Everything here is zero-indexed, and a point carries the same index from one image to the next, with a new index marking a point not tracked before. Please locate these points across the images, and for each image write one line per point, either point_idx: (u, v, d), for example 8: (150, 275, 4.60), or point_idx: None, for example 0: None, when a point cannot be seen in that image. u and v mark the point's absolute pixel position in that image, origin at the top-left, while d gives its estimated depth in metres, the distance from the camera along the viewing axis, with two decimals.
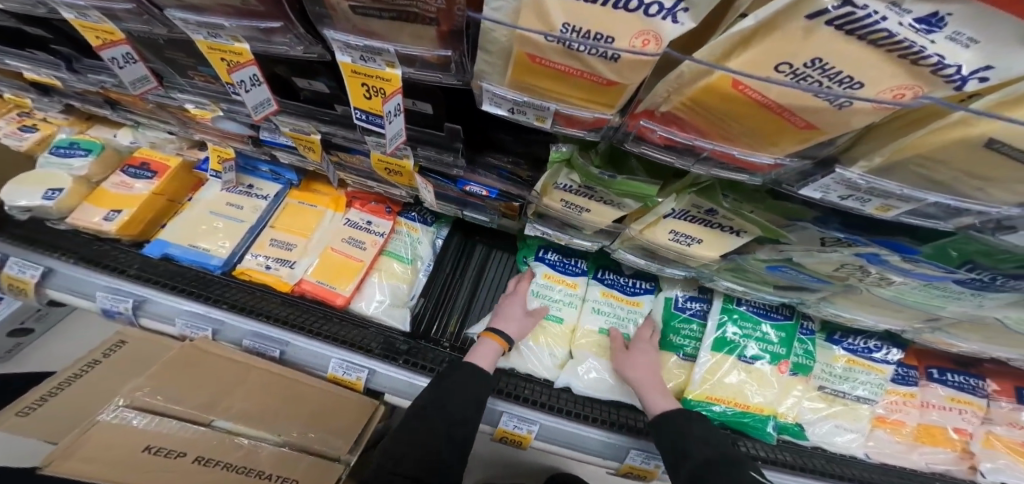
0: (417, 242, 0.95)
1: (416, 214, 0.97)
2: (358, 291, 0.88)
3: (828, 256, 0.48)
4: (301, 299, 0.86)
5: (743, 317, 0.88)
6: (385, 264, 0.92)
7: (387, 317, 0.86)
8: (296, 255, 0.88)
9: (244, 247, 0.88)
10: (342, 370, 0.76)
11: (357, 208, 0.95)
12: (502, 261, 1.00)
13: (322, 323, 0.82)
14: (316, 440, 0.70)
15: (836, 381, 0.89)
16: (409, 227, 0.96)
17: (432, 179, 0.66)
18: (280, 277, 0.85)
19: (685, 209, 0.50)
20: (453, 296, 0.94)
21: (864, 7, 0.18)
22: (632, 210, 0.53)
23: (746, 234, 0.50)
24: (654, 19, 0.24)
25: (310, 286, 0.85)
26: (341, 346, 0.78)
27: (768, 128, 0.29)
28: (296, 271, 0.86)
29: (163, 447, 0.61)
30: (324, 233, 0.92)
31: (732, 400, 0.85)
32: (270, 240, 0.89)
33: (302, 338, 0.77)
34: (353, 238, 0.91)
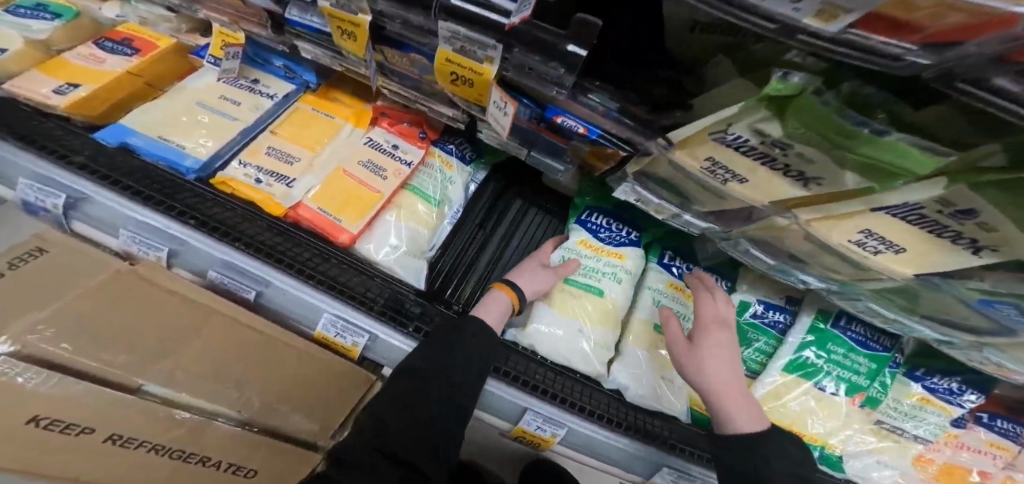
0: (448, 181, 0.77)
1: (453, 147, 0.79)
2: (369, 230, 0.68)
3: None
4: (296, 228, 0.66)
5: (834, 340, 0.72)
6: (407, 200, 0.73)
7: (401, 269, 0.68)
8: (298, 172, 0.68)
9: (233, 152, 0.67)
10: (337, 333, 0.61)
11: (383, 126, 0.76)
12: (541, 222, 0.83)
13: (318, 262, 0.62)
14: (286, 418, 0.55)
15: (900, 419, 0.74)
16: (443, 161, 0.77)
17: (512, 96, 0.49)
18: (270, 194, 0.64)
19: (916, 206, 0.33)
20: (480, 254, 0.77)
21: None
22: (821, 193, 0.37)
23: (993, 255, 0.34)
24: None
25: (310, 214, 0.64)
26: (337, 297, 0.59)
27: None
28: (295, 192, 0.65)
29: (59, 419, 0.41)
30: (337, 150, 0.73)
31: (793, 427, 0.70)
32: (266, 148, 0.69)
33: (288, 278, 0.58)
34: (372, 163, 0.71)
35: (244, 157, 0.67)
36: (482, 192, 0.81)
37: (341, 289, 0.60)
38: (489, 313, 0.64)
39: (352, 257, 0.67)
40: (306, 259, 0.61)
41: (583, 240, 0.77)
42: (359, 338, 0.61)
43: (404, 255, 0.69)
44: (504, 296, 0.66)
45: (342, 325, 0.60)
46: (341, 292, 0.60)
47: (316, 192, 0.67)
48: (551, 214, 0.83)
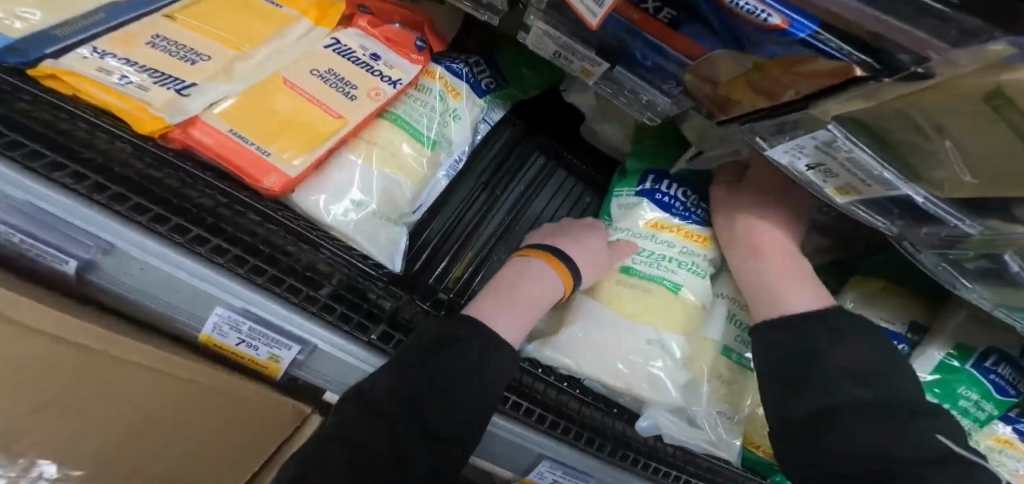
0: (451, 115, 0.51)
1: (462, 66, 0.52)
2: (319, 174, 0.42)
3: None
4: (189, 166, 0.38)
5: (968, 385, 0.47)
6: (385, 135, 0.47)
7: (365, 240, 0.44)
8: (200, 76, 0.38)
9: (89, 36, 0.36)
10: (241, 341, 0.38)
11: (360, 25, 0.49)
12: (564, 188, 0.63)
13: (220, 219, 0.36)
14: None
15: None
16: (447, 86, 0.51)
17: None
18: (142, 102, 0.34)
19: None
20: (482, 220, 0.58)
21: None
22: None
23: None
24: None
25: (214, 138, 0.36)
26: (236, 277, 0.34)
27: None
28: (192, 103, 0.36)
29: None
30: (276, 52, 0.44)
31: None
32: (151, 35, 0.38)
33: (153, 242, 0.31)
34: (335, 75, 0.44)
35: (99, 42, 0.36)
36: (497, 141, 0.63)
37: (252, 265, 0.35)
38: (519, 294, 0.42)
39: (285, 216, 0.42)
40: (198, 214, 0.35)
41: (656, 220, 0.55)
42: (281, 350, 0.38)
43: (372, 218, 0.45)
44: (548, 279, 0.45)
45: (248, 332, 0.37)
46: (252, 272, 0.35)
47: (234, 103, 0.39)
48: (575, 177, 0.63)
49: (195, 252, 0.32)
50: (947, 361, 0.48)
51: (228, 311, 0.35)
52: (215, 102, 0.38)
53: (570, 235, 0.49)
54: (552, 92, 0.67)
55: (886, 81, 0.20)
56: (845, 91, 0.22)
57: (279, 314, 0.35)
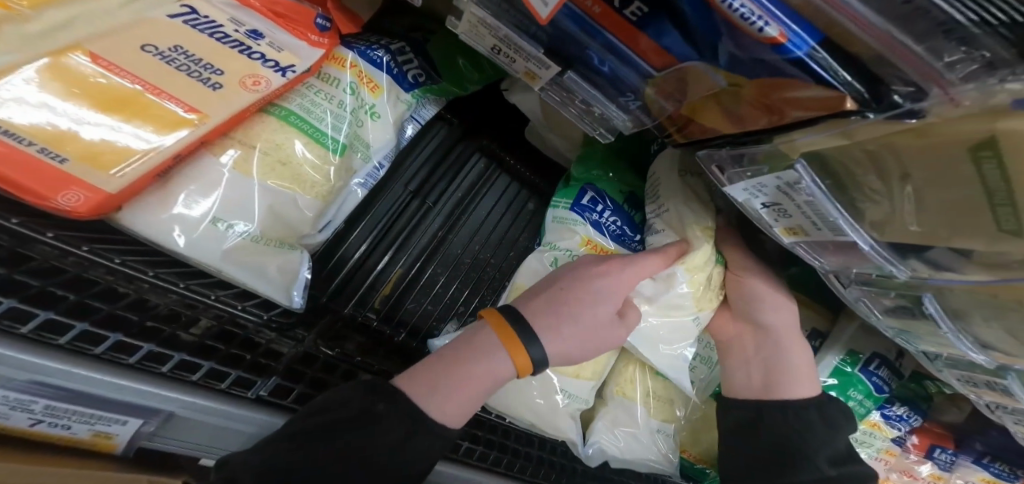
0: (364, 113, 0.41)
1: (380, 49, 0.42)
2: (168, 189, 0.31)
3: None
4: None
5: (856, 387, 0.52)
6: (268, 134, 0.35)
7: (238, 271, 0.34)
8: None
9: None
10: (39, 420, 0.25)
11: None
12: (503, 193, 0.59)
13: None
14: None
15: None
16: (362, 76, 0.41)
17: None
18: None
19: None
20: (408, 234, 0.52)
21: None
22: None
23: None
24: None
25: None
26: (25, 350, 0.22)
27: None
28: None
29: None
30: (80, 19, 0.27)
31: None
32: None
33: None
34: (185, 53, 0.30)
35: None
36: (425, 142, 0.55)
37: (46, 322, 0.24)
38: (457, 380, 0.33)
39: (107, 252, 0.30)
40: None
41: (587, 238, 0.45)
42: (109, 425, 0.27)
43: (251, 245, 0.35)
44: (498, 362, 0.33)
45: (45, 412, 0.24)
46: (44, 332, 0.24)
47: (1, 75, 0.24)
48: (512, 182, 0.59)
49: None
50: (841, 366, 0.52)
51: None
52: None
53: (559, 298, 0.36)
54: (490, 91, 0.59)
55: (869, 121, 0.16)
56: (814, 123, 0.19)
57: (102, 384, 0.25)
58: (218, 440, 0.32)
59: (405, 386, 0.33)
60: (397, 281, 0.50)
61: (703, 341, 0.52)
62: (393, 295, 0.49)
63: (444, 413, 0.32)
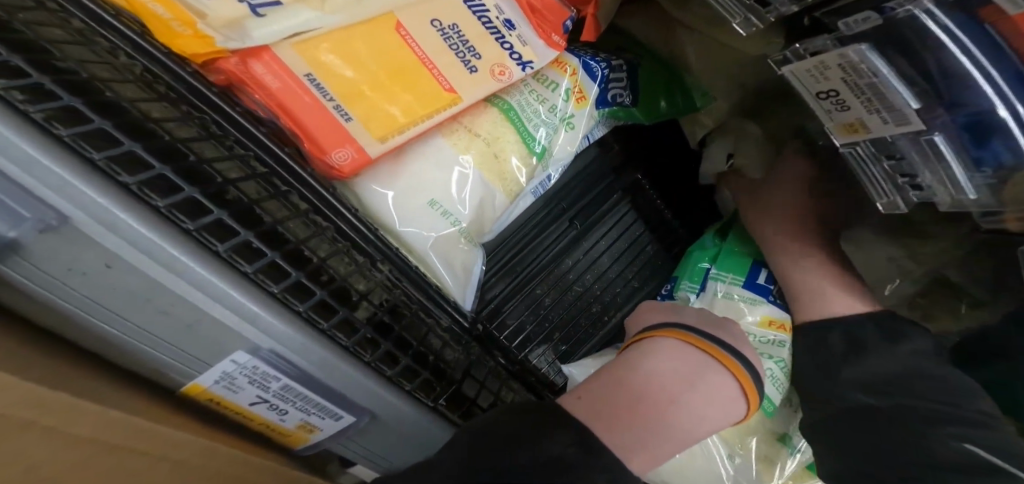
0: (567, 124, 0.41)
1: (600, 61, 0.42)
2: (403, 154, 0.33)
3: None
4: None
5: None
6: (490, 127, 0.37)
7: (437, 263, 0.35)
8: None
9: None
10: (263, 400, 0.25)
11: None
12: (636, 229, 0.57)
13: (253, 202, 0.26)
14: None
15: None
16: (576, 86, 0.41)
17: None
18: (194, 13, 0.23)
19: None
20: (548, 253, 0.50)
21: None
22: None
23: None
24: None
25: (285, 84, 0.26)
26: (276, 306, 0.22)
27: None
28: (258, 28, 0.25)
29: None
30: None
31: None
32: None
33: (163, 234, 0.18)
34: (459, 34, 0.33)
35: None
36: (583, 159, 0.53)
37: (291, 284, 0.25)
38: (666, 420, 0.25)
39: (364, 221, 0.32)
40: (220, 185, 0.24)
41: (769, 318, 0.46)
42: (321, 418, 0.27)
43: (456, 236, 0.36)
44: (718, 405, 0.26)
45: (277, 392, 0.25)
46: (288, 294, 0.24)
47: (331, 35, 0.28)
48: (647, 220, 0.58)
49: (212, 252, 0.21)
50: None
51: (252, 358, 0.23)
52: (302, 33, 0.26)
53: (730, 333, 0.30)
54: (663, 124, 0.58)
55: None
56: None
57: (318, 357, 0.24)
58: (388, 448, 0.31)
59: (597, 431, 0.23)
60: (527, 298, 0.48)
61: None
62: (524, 313, 0.47)
63: (641, 458, 0.24)
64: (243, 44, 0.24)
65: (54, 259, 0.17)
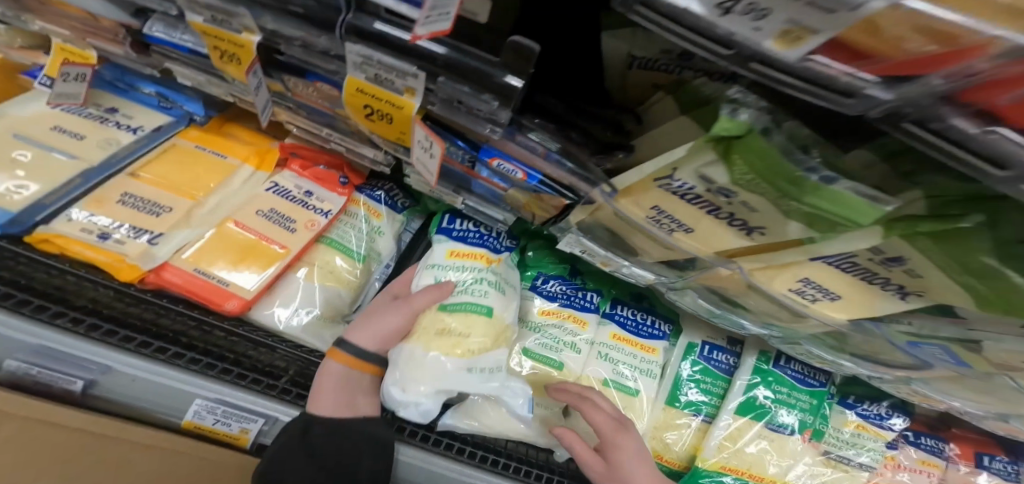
0: (377, 231, 0.68)
1: (383, 192, 0.70)
2: (272, 290, 0.59)
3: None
4: (175, 304, 0.54)
5: (777, 379, 0.68)
6: (321, 255, 0.64)
7: (310, 338, 0.60)
8: (166, 226, 0.55)
9: (70, 201, 0.53)
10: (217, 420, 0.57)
11: (294, 169, 0.66)
12: None
13: (189, 342, 0.57)
14: None
15: (844, 447, 0.72)
16: (370, 209, 0.68)
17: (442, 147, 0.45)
18: (121, 254, 0.52)
19: (849, 254, 0.33)
20: None
21: None
22: (761, 243, 0.36)
23: (918, 299, 0.35)
24: None
25: (184, 278, 0.53)
26: (205, 376, 0.54)
27: None
28: (160, 250, 0.54)
29: None
30: (228, 200, 0.61)
31: (746, 471, 0.67)
32: (123, 194, 0.55)
33: (146, 359, 0.53)
34: (277, 212, 0.62)
35: (88, 207, 0.53)
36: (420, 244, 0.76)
37: (211, 365, 0.56)
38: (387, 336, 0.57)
39: (252, 332, 0.58)
40: (170, 340, 0.56)
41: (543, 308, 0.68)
42: (247, 422, 0.57)
43: (315, 320, 0.60)
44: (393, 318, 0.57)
45: (223, 413, 0.56)
46: (211, 369, 0.55)
47: (201, 248, 0.56)
48: None
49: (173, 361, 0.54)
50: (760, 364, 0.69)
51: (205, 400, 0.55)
52: (184, 246, 0.56)
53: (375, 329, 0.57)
54: None
55: (579, 202, 0.43)
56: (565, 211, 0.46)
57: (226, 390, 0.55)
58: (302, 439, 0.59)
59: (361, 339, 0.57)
60: None
61: (635, 354, 0.67)
62: None
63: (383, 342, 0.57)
64: (153, 263, 0.52)
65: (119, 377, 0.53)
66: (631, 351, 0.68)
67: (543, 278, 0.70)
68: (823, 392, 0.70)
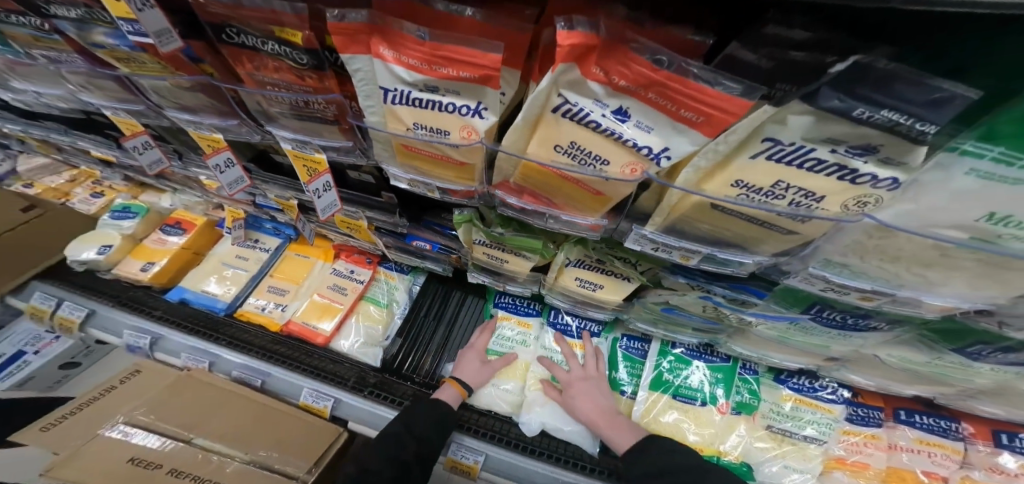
0: (394, 287, 1.05)
1: (394, 263, 1.08)
2: (338, 331, 0.99)
3: (686, 298, 0.53)
4: (295, 340, 0.99)
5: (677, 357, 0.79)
6: (363, 306, 1.02)
7: (361, 355, 0.96)
8: (287, 299, 1.02)
9: (248, 292, 1.03)
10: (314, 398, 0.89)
11: (343, 258, 1.07)
12: (471, 306, 1.06)
13: (303, 358, 0.96)
14: (278, 460, 0.77)
15: (783, 420, 0.75)
16: (388, 275, 1.07)
17: (387, 236, 0.79)
18: (271, 317, 0.99)
19: (581, 258, 0.57)
20: (427, 338, 1.02)
21: (576, 104, 0.30)
22: (538, 260, 0.61)
23: (633, 280, 0.56)
24: (467, 116, 0.36)
25: (297, 327, 0.98)
26: (309, 376, 0.91)
27: (576, 195, 0.40)
28: (285, 313, 1.00)
29: (144, 460, 0.70)
30: (314, 282, 1.06)
31: (671, 439, 0.73)
32: (267, 286, 1.04)
33: (282, 369, 0.92)
34: (337, 284, 1.03)
35: (255, 296, 1.02)
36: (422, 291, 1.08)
37: (314, 370, 0.93)
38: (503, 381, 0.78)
39: (334, 354, 0.98)
40: (294, 357, 0.96)
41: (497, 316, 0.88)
42: (328, 400, 0.88)
43: (362, 345, 0.97)
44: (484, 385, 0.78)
45: (317, 392, 0.89)
46: (314, 372, 0.92)
47: (301, 312, 1.00)
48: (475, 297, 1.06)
49: (296, 367, 0.93)
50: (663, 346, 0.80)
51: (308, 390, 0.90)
52: (296, 310, 1.01)
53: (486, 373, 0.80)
54: None
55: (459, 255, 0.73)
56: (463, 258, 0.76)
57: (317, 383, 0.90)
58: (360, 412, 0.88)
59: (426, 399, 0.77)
60: (426, 353, 1.00)
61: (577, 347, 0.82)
62: (426, 364, 0.98)
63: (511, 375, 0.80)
64: (284, 317, 0.99)
65: (270, 379, 0.92)
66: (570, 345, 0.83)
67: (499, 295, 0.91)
68: (726, 366, 0.78)
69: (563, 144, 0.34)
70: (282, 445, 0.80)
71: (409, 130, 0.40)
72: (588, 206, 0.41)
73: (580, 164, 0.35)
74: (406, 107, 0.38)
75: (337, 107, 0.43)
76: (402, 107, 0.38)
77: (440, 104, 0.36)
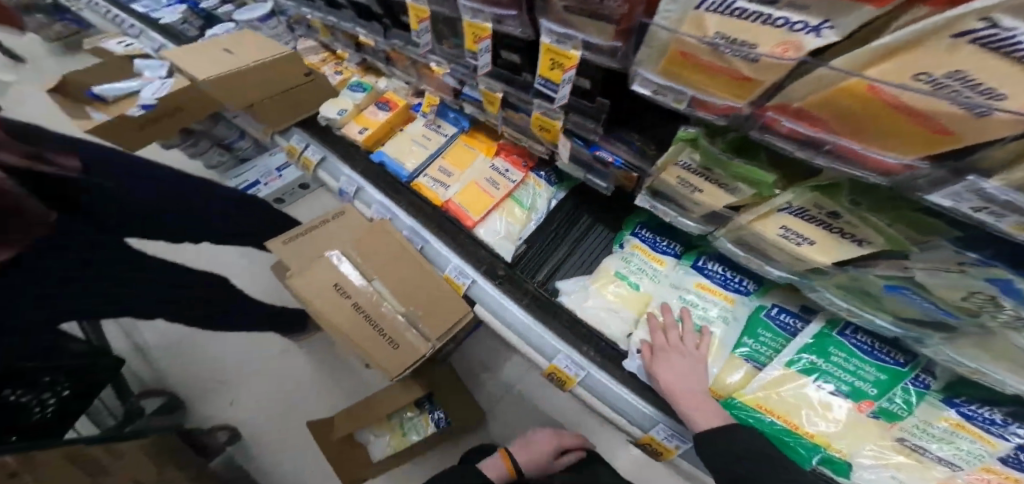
0: (538, 195, 1.13)
1: (543, 172, 1.14)
2: (484, 219, 1.11)
3: (957, 279, 0.45)
4: (447, 218, 1.13)
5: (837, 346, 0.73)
6: (508, 204, 1.12)
7: (499, 249, 1.07)
8: (450, 180, 1.15)
9: (422, 166, 1.18)
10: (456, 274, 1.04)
11: (502, 157, 1.16)
12: (600, 236, 1.10)
13: (452, 238, 1.10)
14: (423, 324, 0.95)
15: (924, 439, 0.66)
16: (535, 182, 1.13)
17: (574, 141, 0.83)
18: (436, 192, 1.14)
19: (805, 207, 0.52)
20: (552, 249, 1.11)
21: (1010, 30, 0.21)
22: (745, 198, 0.58)
23: (868, 245, 0.51)
24: (797, 33, 0.32)
25: (454, 205, 1.12)
26: (456, 254, 1.06)
27: (906, 130, 0.32)
28: (446, 192, 1.14)
29: (344, 290, 0.94)
30: (471, 172, 1.16)
31: (784, 416, 0.74)
32: (438, 165, 1.18)
33: (438, 240, 1.08)
34: (492, 178, 1.13)
35: (428, 171, 1.17)
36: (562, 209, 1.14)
37: (459, 253, 1.07)
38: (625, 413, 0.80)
39: (476, 243, 1.10)
40: (447, 236, 1.10)
41: (637, 248, 0.98)
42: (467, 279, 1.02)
43: (501, 240, 1.08)
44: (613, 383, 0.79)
45: (461, 271, 1.03)
46: (461, 255, 1.07)
47: (459, 193, 1.13)
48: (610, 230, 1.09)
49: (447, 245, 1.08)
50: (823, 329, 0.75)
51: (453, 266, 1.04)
52: (455, 191, 1.14)
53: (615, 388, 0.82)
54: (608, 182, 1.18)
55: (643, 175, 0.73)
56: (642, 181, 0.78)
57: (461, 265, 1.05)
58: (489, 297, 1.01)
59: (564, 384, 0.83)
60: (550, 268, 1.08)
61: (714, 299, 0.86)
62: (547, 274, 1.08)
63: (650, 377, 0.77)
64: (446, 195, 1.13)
65: (427, 249, 1.09)
66: (707, 296, 0.87)
67: (642, 229, 1.01)
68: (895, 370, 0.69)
69: (935, 73, 0.27)
70: (429, 315, 0.96)
71: (706, 36, 0.39)
72: (913, 145, 0.33)
73: (946, 97, 0.27)
74: (721, 14, 0.36)
75: (630, 6, 0.46)
76: (717, 14, 0.36)
77: (768, 16, 0.33)
